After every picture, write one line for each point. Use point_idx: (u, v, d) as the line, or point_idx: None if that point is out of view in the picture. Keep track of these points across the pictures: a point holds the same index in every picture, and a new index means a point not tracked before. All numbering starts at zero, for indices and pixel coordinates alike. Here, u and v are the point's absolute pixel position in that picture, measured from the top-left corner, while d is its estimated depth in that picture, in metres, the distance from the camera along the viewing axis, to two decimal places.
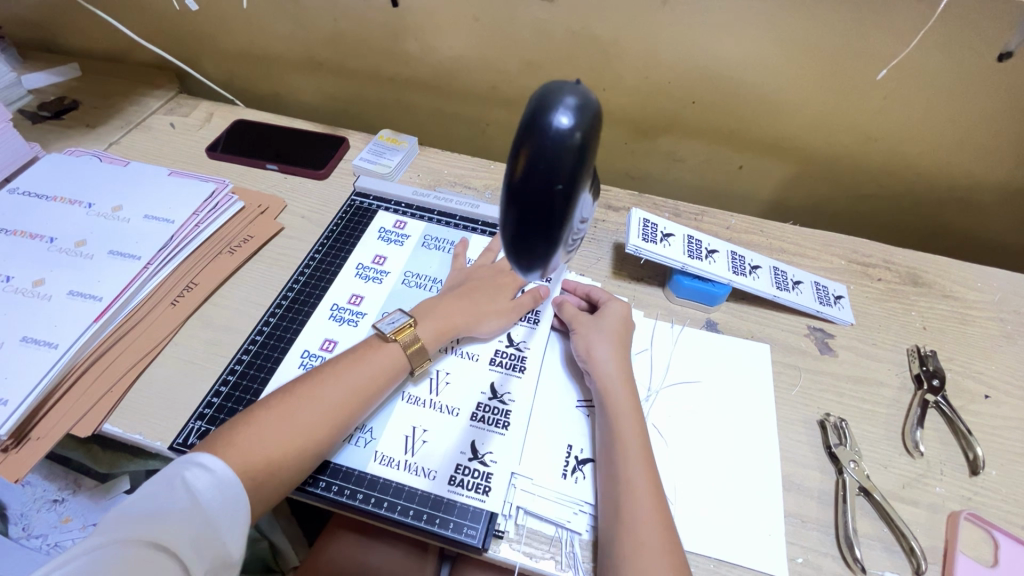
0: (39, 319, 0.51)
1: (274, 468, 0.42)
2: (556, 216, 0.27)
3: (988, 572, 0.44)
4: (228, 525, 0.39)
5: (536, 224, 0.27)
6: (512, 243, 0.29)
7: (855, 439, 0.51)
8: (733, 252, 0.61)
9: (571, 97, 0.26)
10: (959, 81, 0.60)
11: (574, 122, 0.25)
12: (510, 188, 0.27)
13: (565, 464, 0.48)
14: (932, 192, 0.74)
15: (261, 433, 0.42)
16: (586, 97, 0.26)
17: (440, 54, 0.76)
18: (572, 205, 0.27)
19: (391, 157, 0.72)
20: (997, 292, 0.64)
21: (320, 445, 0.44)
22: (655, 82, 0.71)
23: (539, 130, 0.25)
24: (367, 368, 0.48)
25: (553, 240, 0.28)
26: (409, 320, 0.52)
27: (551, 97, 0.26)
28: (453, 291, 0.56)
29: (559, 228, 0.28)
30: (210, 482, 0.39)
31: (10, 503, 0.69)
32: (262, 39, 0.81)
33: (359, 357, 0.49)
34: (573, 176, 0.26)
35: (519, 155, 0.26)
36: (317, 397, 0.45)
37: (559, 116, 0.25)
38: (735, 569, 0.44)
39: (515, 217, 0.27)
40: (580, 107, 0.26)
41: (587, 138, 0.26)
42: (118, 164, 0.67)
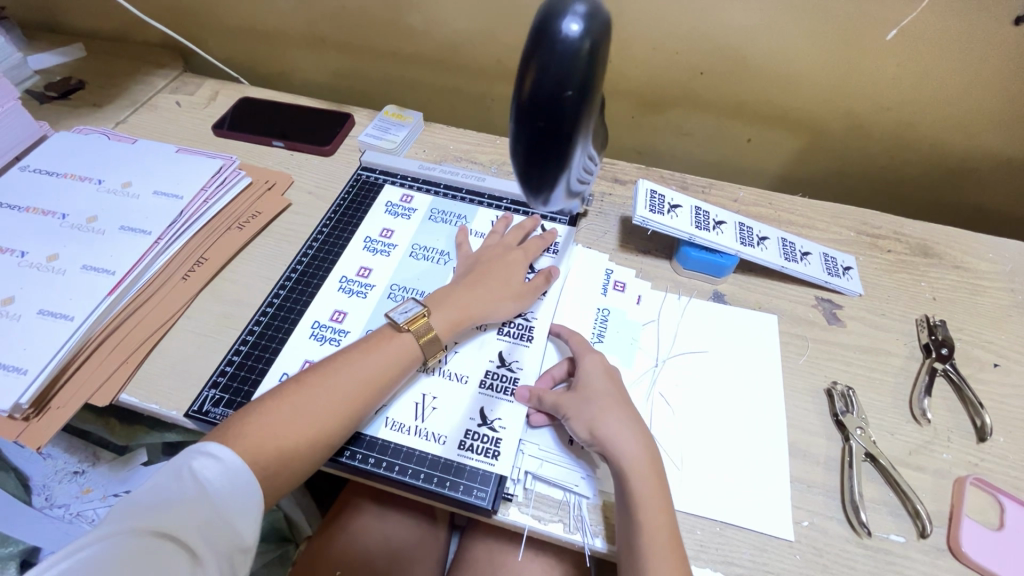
0: (54, 293, 0.52)
1: (285, 459, 0.42)
2: (566, 128, 0.28)
3: (994, 535, 0.44)
4: (240, 511, 0.39)
5: (547, 136, 0.28)
6: (524, 160, 0.30)
7: (861, 406, 0.52)
8: (741, 224, 0.61)
9: (581, 4, 0.26)
10: (976, 46, 0.59)
11: (583, 30, 0.26)
12: (522, 103, 0.28)
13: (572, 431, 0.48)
14: (945, 163, 0.72)
15: (271, 424, 0.42)
16: (597, 6, 0.27)
17: (444, 28, 0.75)
18: (582, 118, 0.28)
19: (396, 132, 0.72)
20: (1009, 263, 0.63)
21: (332, 436, 0.44)
22: (662, 53, 0.69)
23: (548, 39, 0.26)
24: (379, 360, 0.47)
25: (563, 156, 0.29)
26: (423, 310, 0.51)
27: (561, 5, 0.26)
28: (465, 277, 0.54)
29: (569, 142, 0.28)
30: (217, 470, 0.39)
31: (32, 475, 0.71)
32: (264, 15, 0.81)
33: (371, 347, 0.48)
34: (582, 84, 0.27)
35: (529, 67, 0.27)
36: (328, 389, 0.45)
37: (568, 23, 0.26)
38: (740, 532, 0.45)
39: (528, 131, 0.28)
40: (591, 13, 0.26)
41: (597, 47, 0.26)
42: (126, 142, 0.67)
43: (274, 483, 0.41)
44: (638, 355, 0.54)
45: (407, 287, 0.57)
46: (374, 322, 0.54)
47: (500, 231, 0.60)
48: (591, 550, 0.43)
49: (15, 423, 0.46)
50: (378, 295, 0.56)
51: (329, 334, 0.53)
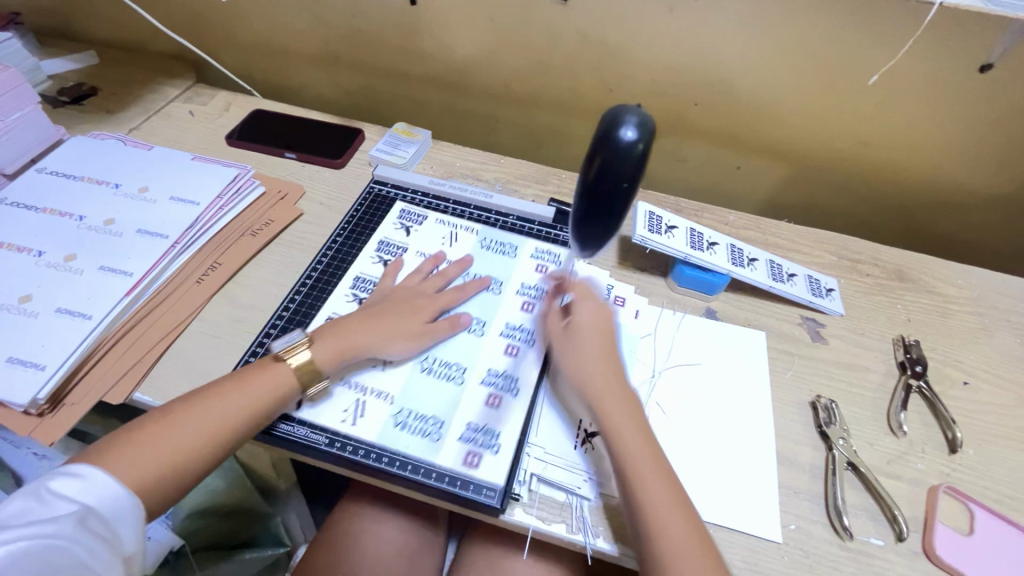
0: (71, 291, 0.53)
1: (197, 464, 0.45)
2: (619, 207, 0.40)
3: (965, 540, 0.48)
4: (117, 521, 0.40)
5: (603, 204, 0.40)
6: (582, 224, 0.43)
7: (843, 418, 0.55)
8: (732, 245, 0.65)
9: (633, 118, 0.38)
10: (947, 89, 0.65)
11: (636, 137, 0.38)
12: (589, 180, 0.40)
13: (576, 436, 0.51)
14: (918, 194, 0.78)
15: (139, 452, 0.43)
16: (643, 118, 0.38)
17: (454, 51, 0.79)
18: (630, 200, 0.40)
19: (406, 148, 0.75)
20: (976, 289, 0.68)
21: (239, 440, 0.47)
22: (659, 83, 0.74)
23: (612, 143, 0.38)
24: (249, 392, 0.48)
25: (612, 222, 0.42)
26: (301, 341, 0.51)
27: (618, 119, 0.38)
28: (385, 300, 0.57)
29: (618, 215, 0.41)
30: (75, 487, 0.40)
31: (26, 477, 0.71)
32: (280, 32, 0.84)
33: (246, 376, 0.49)
34: (632, 177, 0.38)
35: (594, 161, 0.39)
36: (184, 419, 0.45)
37: (625, 131, 0.38)
38: (733, 535, 0.47)
39: (588, 203, 0.41)
40: (641, 125, 0.38)
41: (645, 147, 0.38)
42: (142, 148, 0.69)
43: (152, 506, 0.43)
44: (636, 366, 0.57)
45: None
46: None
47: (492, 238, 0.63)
48: (592, 550, 0.46)
49: (29, 419, 0.47)
50: None
51: None
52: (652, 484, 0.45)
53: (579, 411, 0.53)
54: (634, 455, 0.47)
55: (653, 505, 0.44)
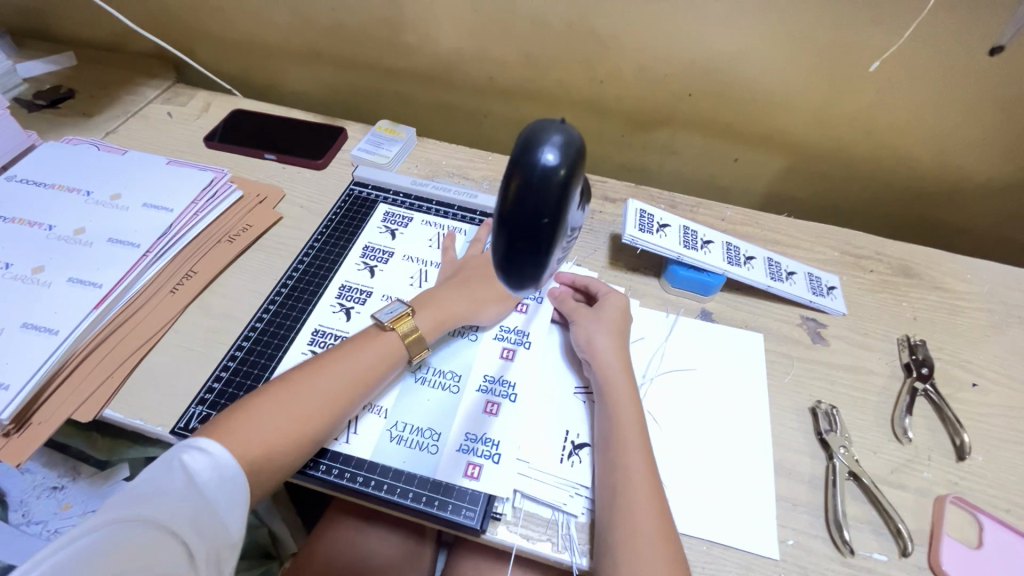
0: (39, 305, 0.51)
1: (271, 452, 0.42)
2: (544, 246, 0.30)
3: (973, 554, 0.45)
4: (225, 502, 0.39)
5: (526, 242, 0.30)
6: (504, 269, 0.32)
7: (845, 425, 0.52)
8: (728, 243, 0.62)
9: (557, 135, 0.29)
10: (954, 75, 0.61)
11: (559, 159, 0.29)
12: (503, 214, 0.30)
13: (562, 449, 0.49)
14: (924, 185, 0.74)
15: (269, 412, 0.44)
16: (570, 135, 0.30)
17: (438, 44, 0.76)
18: (558, 236, 0.30)
19: (389, 147, 0.72)
20: (986, 284, 0.65)
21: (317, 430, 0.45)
22: (651, 74, 0.71)
23: (527, 164, 0.28)
24: (361, 356, 0.49)
25: (539, 265, 0.31)
26: (407, 309, 0.52)
27: (539, 135, 0.29)
28: (448, 281, 0.56)
29: (546, 256, 0.31)
30: (207, 464, 0.39)
31: (10, 490, 0.70)
32: (260, 28, 0.81)
33: (358, 344, 0.50)
34: (556, 208, 0.29)
35: (509, 185, 0.29)
36: (305, 379, 0.46)
37: (545, 152, 0.29)
38: (727, 551, 0.45)
39: (507, 242, 0.30)
40: (566, 144, 0.29)
41: (570, 171, 0.29)
42: (116, 152, 0.66)
43: (259, 480, 0.42)
44: None
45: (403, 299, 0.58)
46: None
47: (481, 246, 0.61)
48: (579, 569, 0.44)
49: None
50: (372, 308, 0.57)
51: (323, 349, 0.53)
52: (638, 497, 0.43)
53: (565, 422, 0.50)
54: (632, 464, 0.44)
55: (631, 510, 0.42)
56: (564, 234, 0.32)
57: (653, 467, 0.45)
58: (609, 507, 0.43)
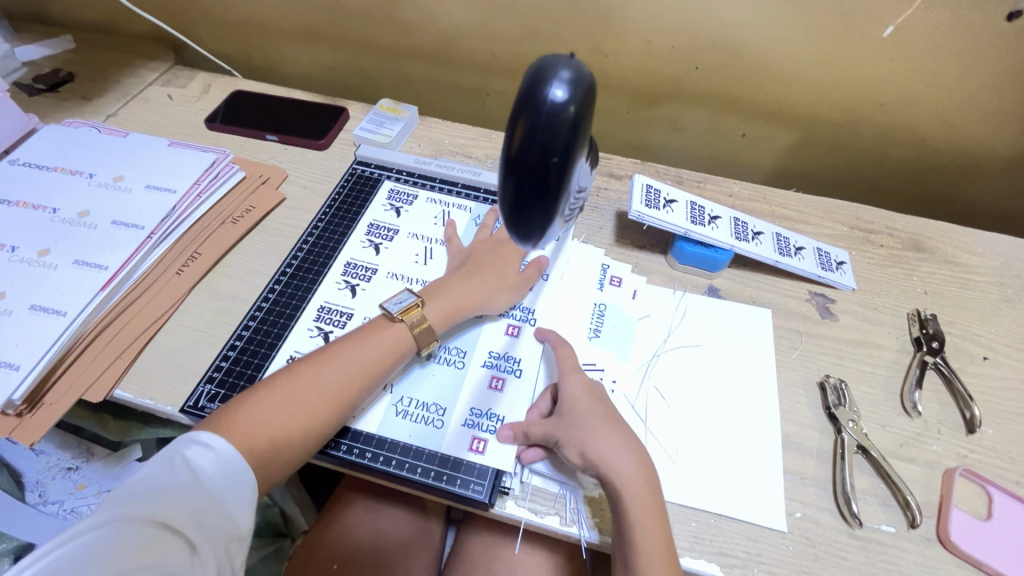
0: (45, 288, 0.52)
1: (277, 446, 0.42)
2: (553, 189, 0.29)
3: (982, 525, 0.45)
4: (232, 497, 0.39)
5: (534, 186, 0.29)
6: (511, 218, 0.31)
7: (854, 399, 0.52)
8: (736, 219, 0.61)
9: (566, 70, 0.28)
10: (969, 42, 0.60)
11: (568, 96, 0.28)
12: (510, 159, 0.29)
13: None
14: (936, 158, 0.73)
15: (275, 407, 0.43)
16: (580, 71, 0.28)
17: (439, 20, 0.74)
18: (567, 178, 0.29)
19: (391, 126, 0.72)
20: (998, 257, 0.64)
21: (324, 424, 0.44)
22: (657, 47, 0.69)
23: (535, 102, 0.27)
24: (368, 350, 0.48)
25: (549, 210, 0.30)
26: (417, 300, 0.51)
27: (547, 71, 0.28)
28: (457, 270, 0.55)
29: (556, 201, 0.30)
30: (213, 460, 0.39)
31: (26, 471, 0.71)
32: (257, 7, 0.80)
33: (365, 337, 0.48)
34: (565, 147, 0.28)
35: (516, 127, 0.28)
36: (311, 374, 0.45)
37: (554, 89, 0.27)
38: (734, 524, 0.45)
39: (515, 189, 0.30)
40: (575, 80, 0.28)
41: (579, 110, 0.28)
42: (118, 135, 0.66)
43: (268, 471, 0.42)
44: (632, 349, 0.54)
45: (408, 276, 0.58)
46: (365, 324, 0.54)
47: (489, 225, 0.60)
48: (586, 542, 0.44)
49: (8, 419, 0.46)
50: (378, 286, 0.57)
51: (329, 327, 0.53)
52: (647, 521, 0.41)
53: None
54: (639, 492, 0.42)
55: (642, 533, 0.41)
56: (573, 180, 0.31)
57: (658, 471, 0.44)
58: (618, 521, 0.42)
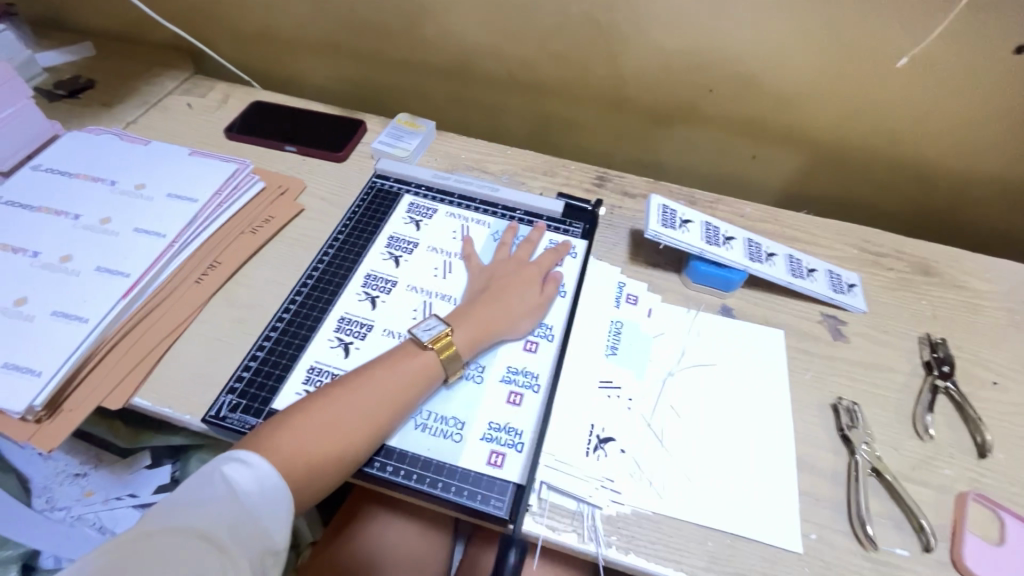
0: (68, 293, 0.52)
1: (312, 473, 0.42)
2: None
3: (996, 551, 0.46)
4: (267, 513, 0.40)
5: None
6: None
7: (866, 421, 0.53)
8: (750, 240, 0.62)
9: None
10: (976, 72, 0.61)
11: None
12: None
13: (587, 442, 0.49)
14: (944, 184, 0.74)
15: (310, 430, 0.43)
16: None
17: (459, 38, 0.76)
18: None
19: (409, 141, 0.73)
20: (1005, 283, 0.65)
21: (357, 452, 0.44)
22: (672, 70, 0.71)
23: None
24: (400, 376, 0.47)
25: None
26: (446, 327, 0.51)
27: None
28: (481, 293, 0.54)
29: None
30: (248, 475, 0.40)
31: (33, 476, 0.71)
32: (278, 20, 0.81)
33: (396, 362, 0.48)
34: None
35: None
36: (344, 398, 0.45)
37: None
38: (751, 544, 0.45)
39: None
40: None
41: None
42: (139, 143, 0.67)
43: (301, 496, 0.42)
44: (649, 366, 0.55)
45: (428, 289, 0.58)
46: (386, 337, 0.54)
47: (509, 243, 0.61)
48: (604, 560, 0.44)
49: (27, 425, 0.46)
50: (398, 299, 0.57)
51: (349, 339, 0.54)
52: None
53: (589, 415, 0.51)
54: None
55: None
56: None
57: None
58: None
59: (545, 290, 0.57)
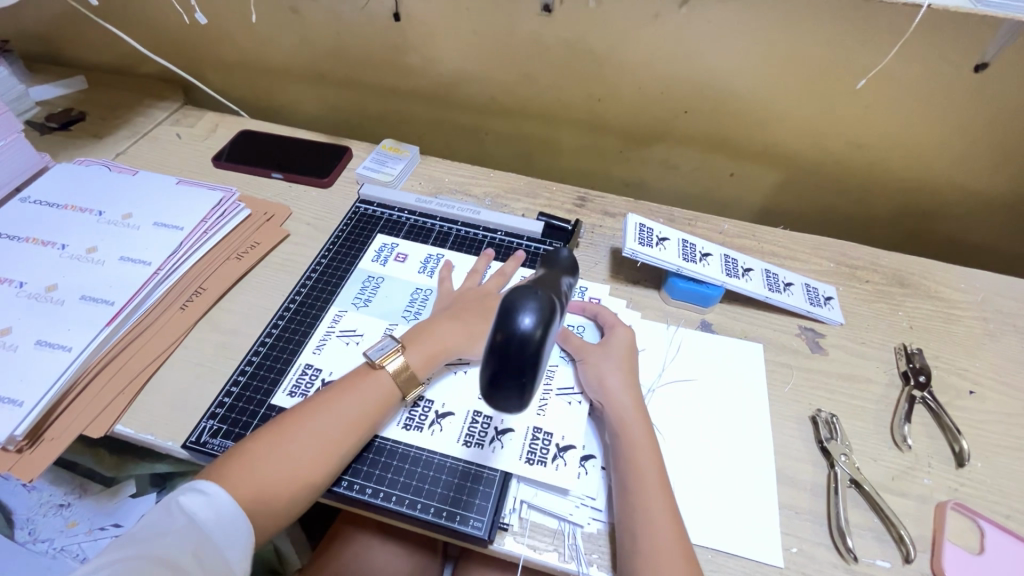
0: (52, 323, 0.52)
1: (264, 501, 0.42)
2: (527, 370, 0.31)
3: (975, 560, 0.46)
4: (221, 540, 0.40)
5: (506, 382, 0.31)
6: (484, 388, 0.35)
7: (845, 433, 0.53)
8: (726, 255, 0.64)
9: (532, 303, 0.31)
10: (940, 90, 0.63)
11: (535, 323, 0.30)
12: (490, 350, 0.31)
13: (546, 452, 0.49)
14: (917, 196, 0.76)
15: (260, 454, 0.44)
16: (544, 297, 0.31)
17: (441, 66, 0.78)
18: (540, 364, 0.31)
19: (393, 165, 0.74)
20: (979, 293, 0.67)
21: (309, 480, 0.44)
22: (648, 92, 0.73)
23: (507, 329, 0.30)
24: (359, 398, 0.48)
25: (523, 395, 0.32)
26: (397, 345, 0.51)
27: (515, 302, 0.31)
28: (442, 312, 0.55)
29: (529, 382, 0.31)
30: (200, 505, 0.40)
31: (16, 508, 0.71)
32: (266, 52, 0.83)
33: (348, 386, 0.48)
34: (532, 371, 0.31)
35: (494, 335, 0.31)
36: (238, 476, 0.42)
37: (524, 317, 0.30)
38: (732, 559, 0.45)
39: (494, 370, 0.31)
40: (543, 307, 0.31)
41: (547, 330, 0.31)
42: (127, 173, 0.68)
43: (258, 522, 0.42)
44: None
45: (407, 309, 0.59)
46: (316, 357, 0.55)
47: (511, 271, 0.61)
48: None
49: (8, 455, 0.46)
50: (379, 322, 0.58)
51: (330, 361, 0.54)
52: (648, 488, 0.44)
53: (549, 424, 0.50)
54: (640, 441, 0.47)
55: (643, 492, 0.44)
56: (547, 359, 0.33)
57: (670, 498, 0.44)
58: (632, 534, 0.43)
59: None
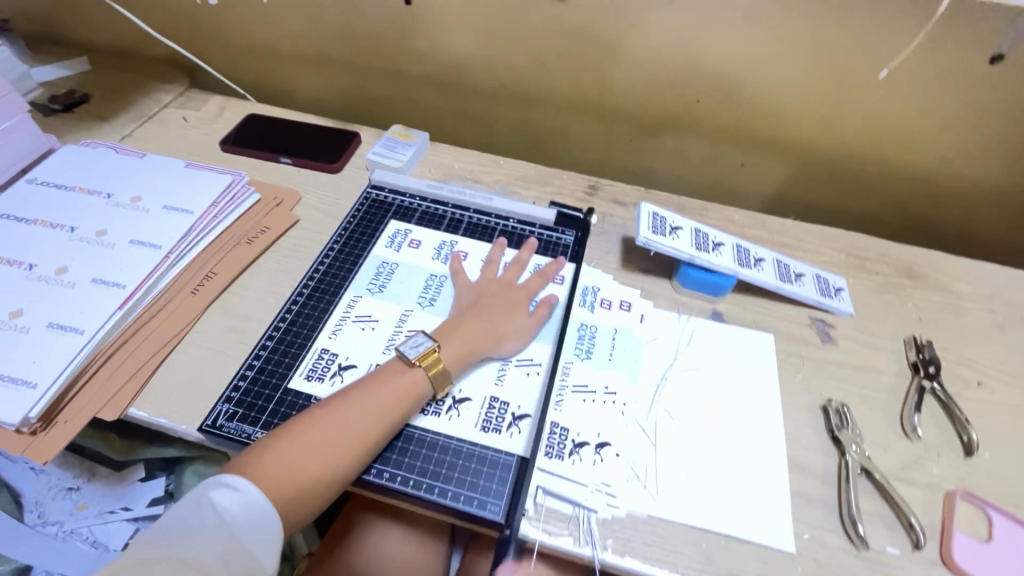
0: (64, 306, 0.52)
1: (300, 496, 0.43)
2: None
3: (983, 547, 0.46)
4: (252, 536, 0.40)
5: None
6: None
7: (856, 422, 0.54)
8: (738, 245, 0.64)
9: None
10: (956, 82, 0.63)
11: None
12: None
13: (563, 447, 0.49)
14: (927, 188, 0.76)
15: (293, 451, 0.43)
16: None
17: (452, 51, 0.77)
18: None
19: (403, 151, 0.74)
20: (988, 285, 0.67)
21: (342, 476, 0.44)
22: (662, 81, 0.73)
23: None
24: (388, 393, 0.47)
25: None
26: (433, 344, 0.51)
27: None
28: (469, 309, 0.55)
29: None
30: (234, 500, 0.40)
31: (26, 491, 0.71)
32: (274, 34, 0.82)
33: (380, 381, 0.48)
34: None
35: None
36: (270, 472, 0.42)
37: None
38: (745, 545, 0.46)
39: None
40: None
41: None
42: (135, 156, 0.67)
43: (292, 517, 0.43)
44: (643, 371, 0.55)
45: (422, 295, 0.59)
46: (333, 341, 0.55)
47: (524, 259, 0.61)
48: (601, 564, 0.44)
49: (23, 437, 0.46)
50: (396, 308, 0.58)
51: (347, 347, 0.54)
52: None
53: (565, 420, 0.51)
54: None
55: None
56: None
57: None
58: None
59: (534, 309, 0.57)
